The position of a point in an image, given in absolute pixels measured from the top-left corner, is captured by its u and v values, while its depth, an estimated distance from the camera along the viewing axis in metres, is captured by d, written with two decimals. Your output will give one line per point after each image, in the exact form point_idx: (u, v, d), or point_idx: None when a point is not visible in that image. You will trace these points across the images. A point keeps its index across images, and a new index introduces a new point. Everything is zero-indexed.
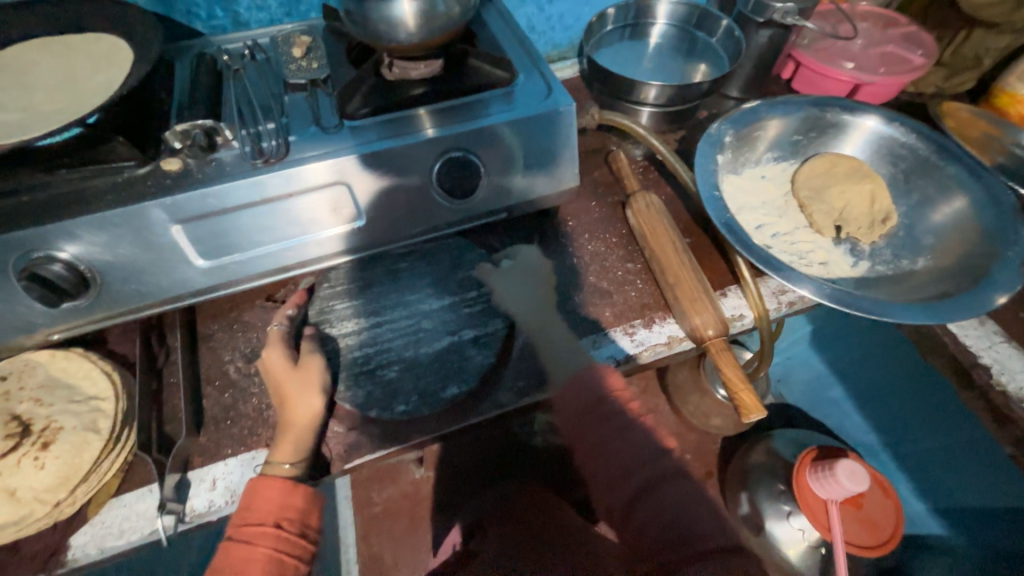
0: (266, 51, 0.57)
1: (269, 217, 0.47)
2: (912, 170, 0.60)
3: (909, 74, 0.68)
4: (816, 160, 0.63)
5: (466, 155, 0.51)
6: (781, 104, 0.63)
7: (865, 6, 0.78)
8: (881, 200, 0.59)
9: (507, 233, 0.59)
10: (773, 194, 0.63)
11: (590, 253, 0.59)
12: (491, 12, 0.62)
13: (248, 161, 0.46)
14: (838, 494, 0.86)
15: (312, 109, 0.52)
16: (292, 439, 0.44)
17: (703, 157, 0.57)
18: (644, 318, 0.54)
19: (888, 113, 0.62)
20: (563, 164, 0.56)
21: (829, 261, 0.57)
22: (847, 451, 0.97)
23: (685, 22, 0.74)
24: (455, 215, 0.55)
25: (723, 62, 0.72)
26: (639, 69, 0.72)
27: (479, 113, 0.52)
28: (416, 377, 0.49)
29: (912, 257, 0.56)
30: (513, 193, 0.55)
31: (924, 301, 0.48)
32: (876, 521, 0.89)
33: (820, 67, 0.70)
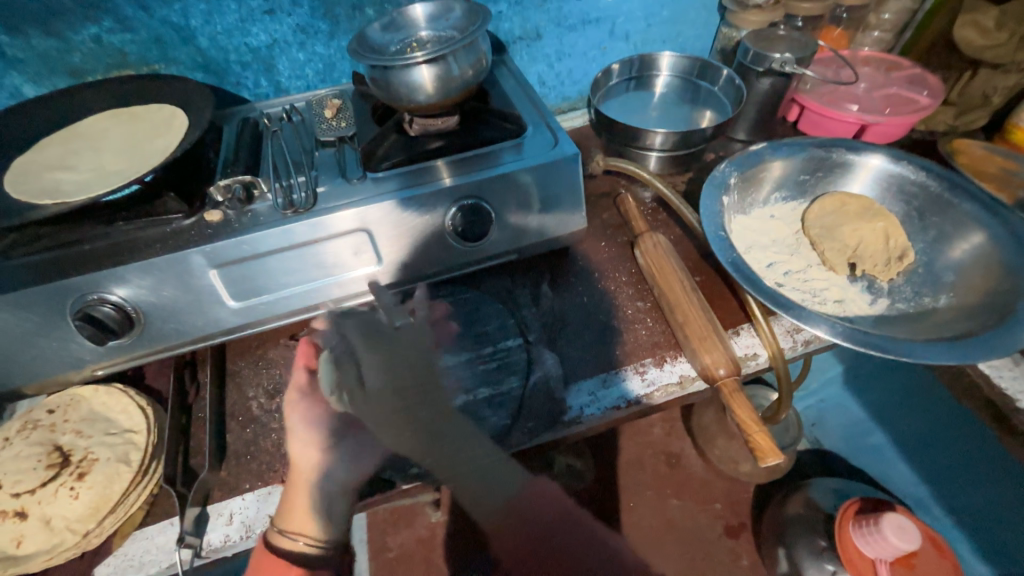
0: (301, 114, 0.64)
1: (295, 261, 0.51)
2: (925, 207, 0.60)
3: (916, 114, 0.69)
4: (825, 199, 0.64)
5: (479, 202, 0.54)
6: (784, 146, 0.65)
7: (866, 52, 0.81)
8: (896, 237, 0.58)
9: (519, 274, 0.61)
10: (784, 232, 0.63)
11: (600, 293, 0.60)
12: (503, 72, 0.67)
13: (280, 212, 0.51)
14: (886, 552, 0.79)
15: (339, 163, 0.57)
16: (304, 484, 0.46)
17: (708, 199, 0.59)
18: (655, 357, 0.54)
19: (895, 153, 0.63)
20: (570, 208, 0.59)
21: (845, 299, 0.56)
22: (896, 505, 0.89)
23: (687, 73, 0.79)
24: (468, 257, 0.58)
25: (727, 108, 0.75)
26: (645, 117, 0.75)
27: (491, 163, 0.55)
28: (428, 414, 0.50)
29: (932, 295, 0.54)
30: (522, 235, 0.58)
31: (944, 340, 0.47)
32: None
33: (825, 110, 0.72)
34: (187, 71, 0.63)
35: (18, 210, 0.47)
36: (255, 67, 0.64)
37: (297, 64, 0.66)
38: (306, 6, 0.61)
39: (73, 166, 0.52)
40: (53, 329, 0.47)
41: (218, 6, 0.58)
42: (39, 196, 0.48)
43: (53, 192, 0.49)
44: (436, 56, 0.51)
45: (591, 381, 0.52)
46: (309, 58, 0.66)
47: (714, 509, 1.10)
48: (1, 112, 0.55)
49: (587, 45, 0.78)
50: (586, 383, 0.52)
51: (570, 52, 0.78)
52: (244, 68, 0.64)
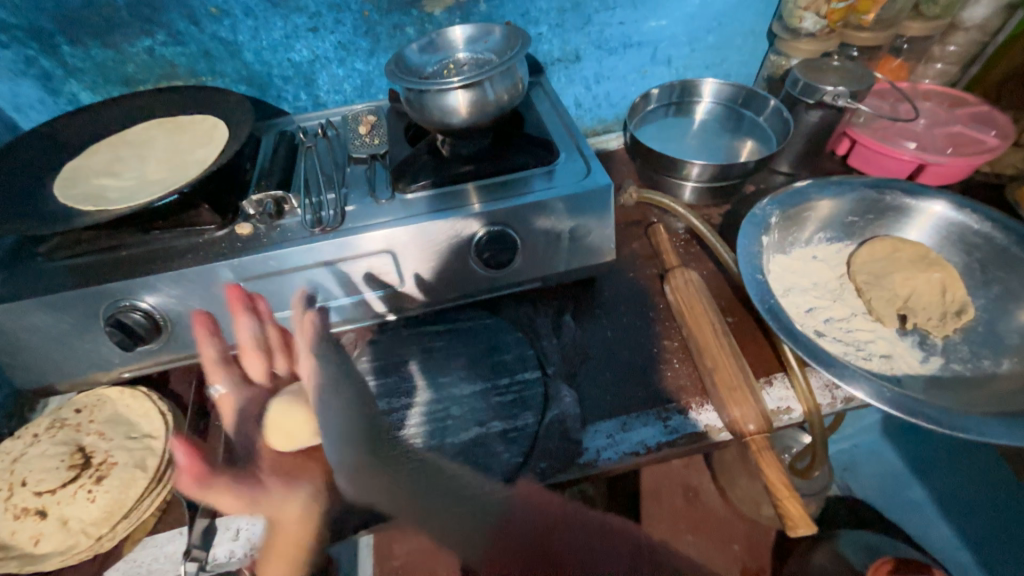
0: (336, 129, 0.65)
1: (319, 279, 0.51)
2: (989, 260, 0.55)
3: (982, 155, 0.64)
4: (875, 243, 0.59)
5: (504, 230, 0.53)
6: (832, 185, 0.61)
7: (928, 85, 0.76)
8: (953, 291, 0.54)
9: (542, 302, 0.60)
10: (827, 276, 0.59)
11: (624, 329, 0.58)
12: (539, 95, 0.67)
13: (308, 229, 0.51)
14: None
15: (368, 181, 0.57)
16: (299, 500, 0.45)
17: (746, 238, 0.55)
18: (679, 403, 0.51)
19: (956, 199, 0.58)
20: (599, 238, 0.57)
21: (893, 355, 0.52)
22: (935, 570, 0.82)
23: (730, 101, 0.76)
24: (490, 283, 0.57)
25: (770, 140, 0.72)
26: (683, 144, 0.73)
27: (520, 189, 0.54)
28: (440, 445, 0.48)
29: (993, 358, 0.50)
30: (546, 263, 0.57)
31: (1002, 414, 0.42)
32: None
33: (878, 146, 0.67)
34: (232, 84, 0.65)
35: (63, 215, 0.49)
36: (296, 81, 0.66)
37: (336, 79, 0.67)
38: (349, 24, 0.62)
39: (118, 172, 0.55)
40: (87, 331, 0.48)
41: (264, 22, 0.60)
42: (84, 201, 0.50)
43: (98, 197, 0.51)
44: (472, 81, 0.50)
45: (610, 422, 0.50)
46: (348, 74, 0.67)
47: (733, 550, 1.04)
48: (59, 118, 0.57)
49: (627, 69, 0.76)
50: (604, 425, 0.50)
51: (609, 74, 0.76)
52: (285, 82, 0.66)
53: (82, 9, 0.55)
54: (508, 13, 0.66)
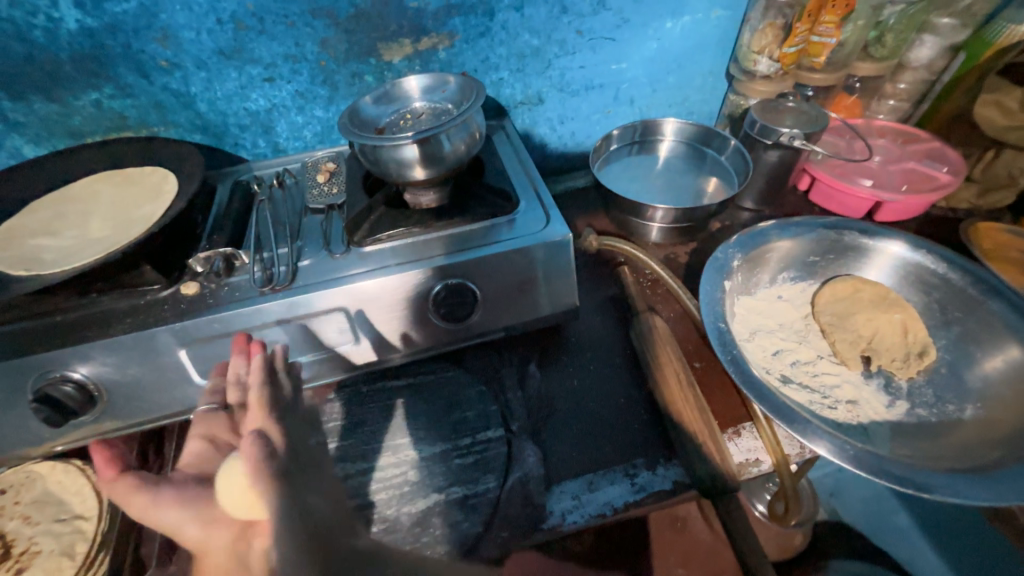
0: (295, 177, 0.64)
1: (268, 340, 0.49)
2: (948, 300, 0.56)
3: (935, 193, 0.65)
4: (836, 284, 0.60)
5: (463, 283, 0.52)
6: (792, 226, 0.62)
7: (882, 121, 0.78)
8: (915, 332, 0.54)
9: (507, 351, 0.58)
10: (792, 316, 0.59)
11: (591, 378, 0.56)
12: (502, 140, 0.67)
13: (256, 288, 0.49)
14: None
15: (324, 232, 0.56)
16: None
17: (709, 284, 0.55)
18: (646, 459, 0.49)
19: (911, 239, 0.59)
20: (562, 285, 0.56)
21: (859, 401, 0.51)
22: None
23: (693, 140, 0.77)
24: (452, 335, 0.55)
25: (732, 178, 0.73)
26: (649, 183, 0.73)
27: (479, 241, 0.53)
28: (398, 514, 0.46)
29: (957, 403, 0.49)
30: (509, 312, 0.55)
31: (968, 470, 0.41)
32: None
33: (836, 184, 0.69)
34: (186, 133, 0.63)
35: None
36: (253, 129, 0.65)
37: (295, 126, 0.66)
38: (306, 73, 0.62)
39: (57, 230, 0.52)
40: (14, 405, 0.45)
41: (218, 74, 0.59)
42: (18, 265, 0.48)
43: (33, 260, 0.48)
44: (426, 136, 0.49)
45: (576, 482, 0.48)
46: (307, 121, 0.66)
47: None
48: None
49: (590, 109, 0.77)
50: (570, 485, 0.48)
51: (573, 115, 0.77)
52: (242, 130, 0.64)
53: (25, 65, 0.54)
54: (468, 60, 0.66)
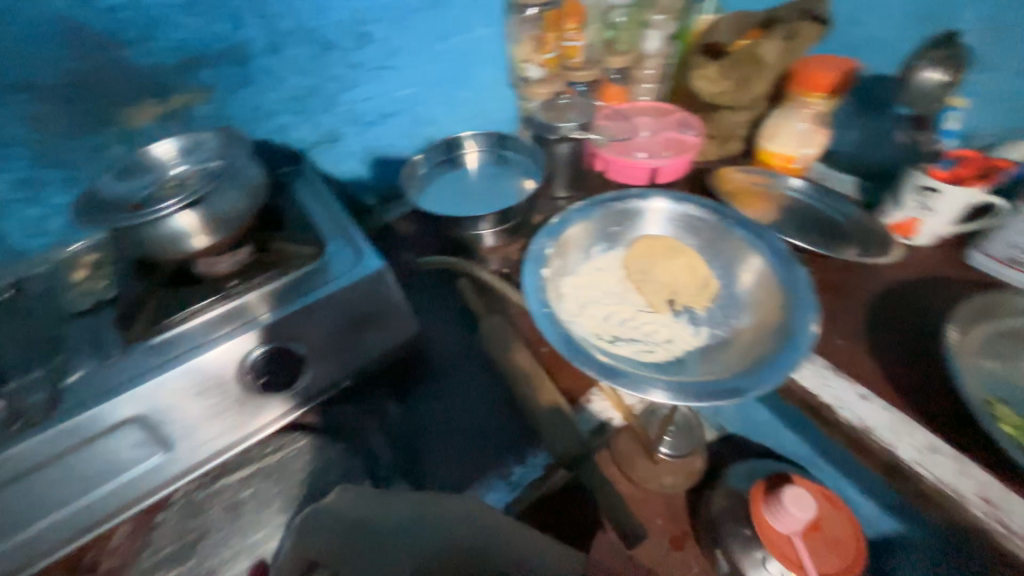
0: (47, 280, 0.53)
1: (48, 485, 0.41)
2: (712, 237, 0.67)
3: (688, 153, 0.80)
4: (636, 245, 0.68)
5: (283, 346, 0.49)
6: (588, 206, 0.69)
7: (643, 101, 0.93)
8: (699, 268, 0.65)
9: (358, 398, 0.54)
10: (612, 282, 0.67)
11: (453, 396, 0.56)
12: (300, 182, 0.63)
13: (9, 430, 0.40)
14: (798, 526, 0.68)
15: (94, 336, 0.47)
16: None
17: (531, 277, 0.59)
18: (516, 455, 0.51)
19: (676, 195, 0.70)
20: (393, 318, 0.55)
21: (673, 337, 0.60)
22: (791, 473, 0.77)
23: (490, 146, 0.81)
24: (286, 403, 0.50)
25: (535, 172, 0.80)
26: (467, 196, 0.76)
27: (290, 297, 0.50)
28: None
29: (737, 316, 0.61)
30: (346, 359, 0.53)
31: (747, 366, 0.52)
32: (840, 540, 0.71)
33: (622, 159, 0.80)
34: None
35: None
36: None
37: None
38: None
39: None
40: None
41: None
42: None
43: None
44: (193, 200, 0.45)
45: None
46: None
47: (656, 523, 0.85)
48: None
49: (393, 136, 0.77)
50: None
51: (376, 145, 0.76)
52: None
53: None
54: (237, 111, 0.62)
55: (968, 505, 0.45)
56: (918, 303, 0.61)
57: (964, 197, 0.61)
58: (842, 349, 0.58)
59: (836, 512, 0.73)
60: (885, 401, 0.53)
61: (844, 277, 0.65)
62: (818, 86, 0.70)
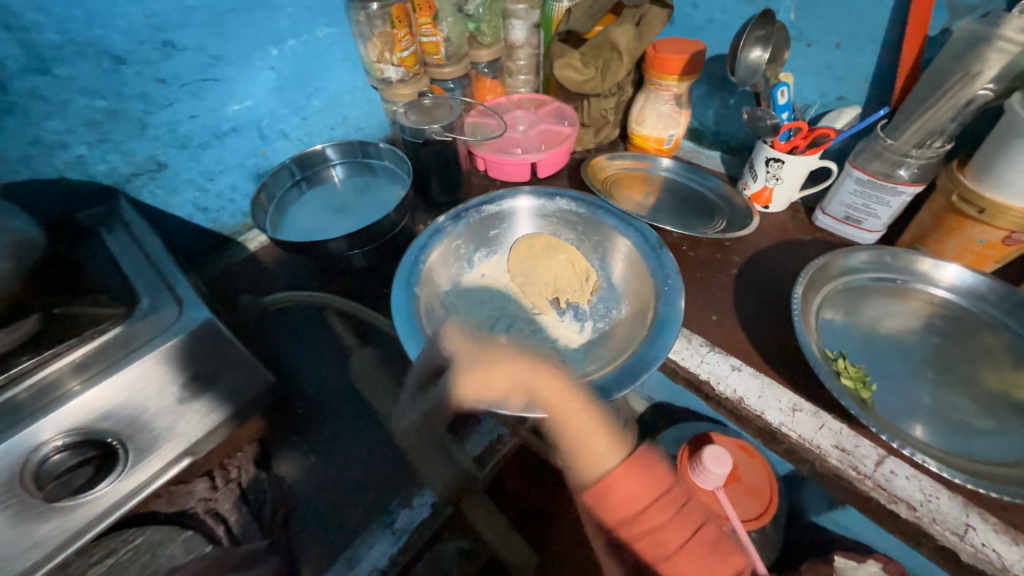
0: None
1: None
2: (586, 230, 0.66)
3: (564, 143, 0.79)
4: (516, 247, 0.66)
5: (90, 433, 0.39)
6: (462, 213, 0.65)
7: (518, 94, 0.91)
8: (579, 262, 0.64)
9: (216, 470, 0.48)
10: (497, 288, 0.65)
11: (330, 445, 0.52)
12: (113, 226, 0.54)
13: None
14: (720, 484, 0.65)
15: None
16: None
17: (401, 299, 0.54)
18: (401, 498, 0.48)
19: (550, 190, 0.68)
20: (243, 371, 0.48)
21: (559, 337, 0.59)
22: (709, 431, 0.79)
23: (351, 156, 0.75)
24: (107, 500, 0.40)
25: (403, 176, 0.74)
26: (331, 214, 0.69)
27: (90, 370, 0.40)
28: None
29: (617, 306, 0.60)
30: (184, 431, 0.45)
31: (625, 358, 0.51)
32: (755, 488, 0.75)
33: (498, 157, 0.78)
34: None
35: None
36: None
37: None
38: None
39: None
40: None
41: None
42: None
43: None
44: None
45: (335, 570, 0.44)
46: None
47: None
48: None
49: (238, 156, 0.68)
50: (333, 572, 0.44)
51: (217, 168, 0.67)
52: None
53: None
54: (5, 148, 0.50)
55: (827, 456, 0.48)
56: (776, 269, 0.66)
57: (804, 164, 0.66)
58: (715, 324, 0.60)
59: (751, 462, 0.77)
60: (753, 368, 0.56)
61: (713, 253, 0.69)
62: (670, 68, 0.72)
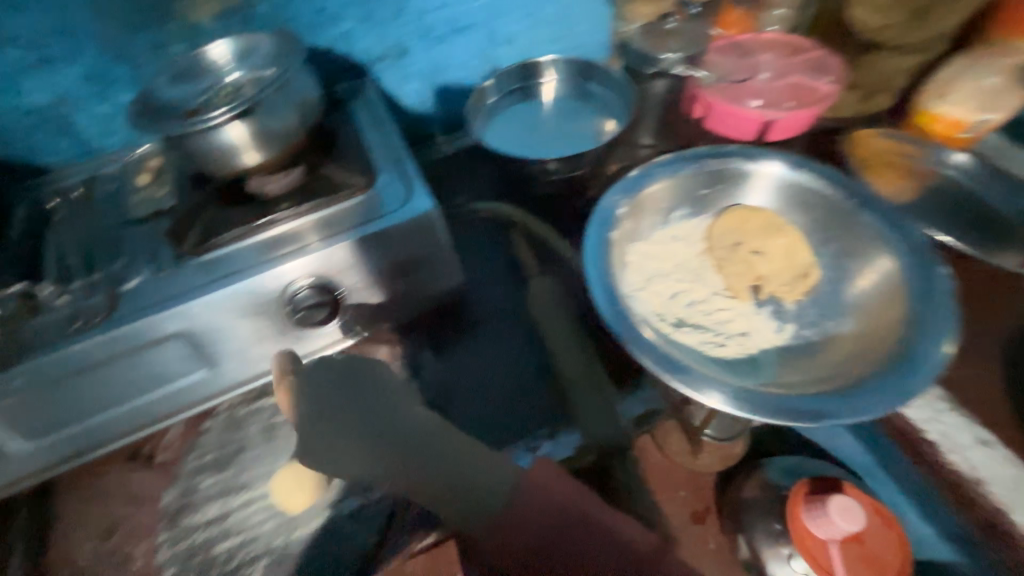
0: (112, 181, 0.53)
1: (105, 379, 0.43)
2: (827, 218, 0.54)
3: (816, 105, 0.64)
4: (727, 215, 0.58)
5: (325, 281, 0.46)
6: (680, 159, 0.57)
7: (770, 33, 0.75)
8: (800, 253, 0.55)
9: (394, 343, 0.54)
10: (688, 255, 0.58)
11: (491, 354, 0.53)
12: (358, 102, 0.59)
13: (66, 326, 0.41)
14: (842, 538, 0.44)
15: (148, 246, 0.47)
16: None
17: (595, 239, 0.51)
18: (548, 429, 0.48)
19: (795, 158, 0.56)
20: (440, 264, 0.52)
21: (751, 331, 0.51)
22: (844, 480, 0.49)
23: (574, 75, 0.70)
24: (329, 336, 0.51)
25: (622, 114, 0.68)
26: (537, 134, 0.68)
27: (336, 227, 0.47)
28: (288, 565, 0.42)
29: (837, 319, 0.50)
30: (388, 302, 0.51)
31: (843, 387, 0.43)
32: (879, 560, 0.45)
33: (727, 106, 0.66)
34: None
35: None
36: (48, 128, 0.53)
37: (101, 119, 0.55)
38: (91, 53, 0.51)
39: None
40: None
41: None
42: None
43: None
44: (241, 112, 0.43)
45: None
46: (118, 110, 0.55)
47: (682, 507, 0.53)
48: None
49: (463, 55, 0.69)
50: None
51: (444, 65, 0.68)
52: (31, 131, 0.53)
53: None
54: (299, 13, 0.56)
55: None
56: None
57: None
58: None
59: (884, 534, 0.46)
60: None
61: None
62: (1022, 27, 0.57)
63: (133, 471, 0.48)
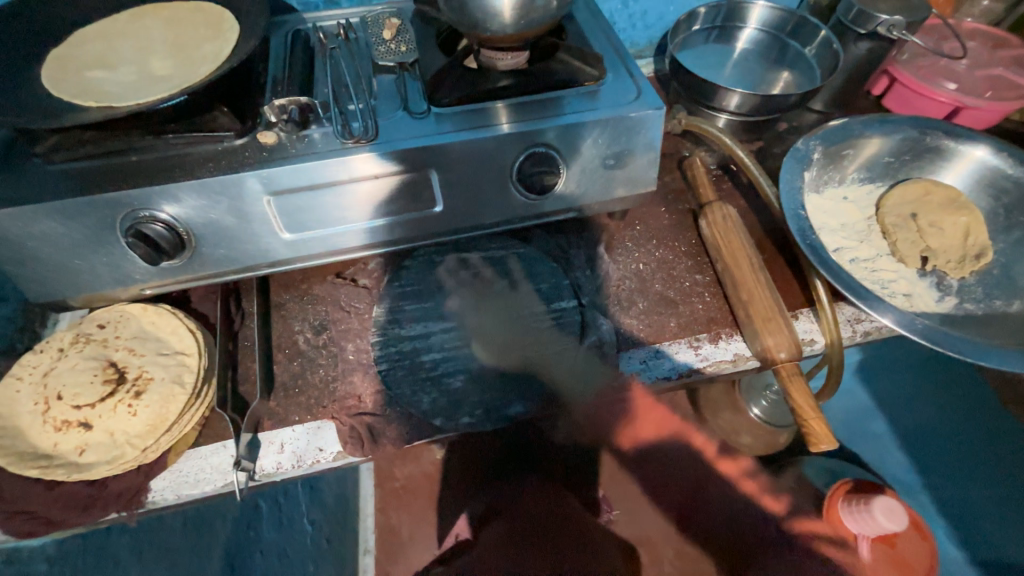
0: (356, 32, 0.59)
1: (353, 196, 0.48)
2: (1015, 207, 0.57)
3: (1019, 102, 0.63)
4: (907, 186, 0.60)
5: (548, 152, 0.50)
6: (880, 122, 0.61)
7: (973, 23, 0.74)
8: (977, 234, 0.56)
9: (574, 233, 0.59)
10: (856, 216, 0.60)
11: (658, 261, 0.58)
12: (581, 8, 0.62)
13: (338, 140, 0.47)
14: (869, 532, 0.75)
15: (399, 93, 0.52)
16: (350, 426, 0.47)
17: (789, 173, 0.56)
18: (710, 333, 0.53)
19: (998, 143, 0.59)
20: (641, 167, 0.55)
21: (913, 293, 0.54)
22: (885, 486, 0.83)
23: (777, 28, 0.72)
24: (528, 211, 0.55)
25: (814, 73, 0.69)
26: (722, 74, 0.69)
27: (565, 110, 0.51)
28: (482, 388, 0.49)
29: (1006, 298, 0.52)
30: (585, 193, 0.55)
31: (1020, 347, 0.46)
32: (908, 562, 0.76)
33: (918, 85, 0.66)
34: None
35: (56, 109, 0.43)
36: None
37: None
38: None
39: (109, 64, 0.48)
40: (100, 244, 0.44)
41: None
42: (82, 96, 0.44)
43: (97, 92, 0.45)
44: None
45: (644, 349, 0.52)
46: None
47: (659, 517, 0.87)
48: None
49: None
50: (639, 351, 0.52)
51: None
52: None
53: None
54: None
55: None
56: None
57: None
58: None
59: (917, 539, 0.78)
60: None
61: None
62: None
63: (341, 285, 0.55)
